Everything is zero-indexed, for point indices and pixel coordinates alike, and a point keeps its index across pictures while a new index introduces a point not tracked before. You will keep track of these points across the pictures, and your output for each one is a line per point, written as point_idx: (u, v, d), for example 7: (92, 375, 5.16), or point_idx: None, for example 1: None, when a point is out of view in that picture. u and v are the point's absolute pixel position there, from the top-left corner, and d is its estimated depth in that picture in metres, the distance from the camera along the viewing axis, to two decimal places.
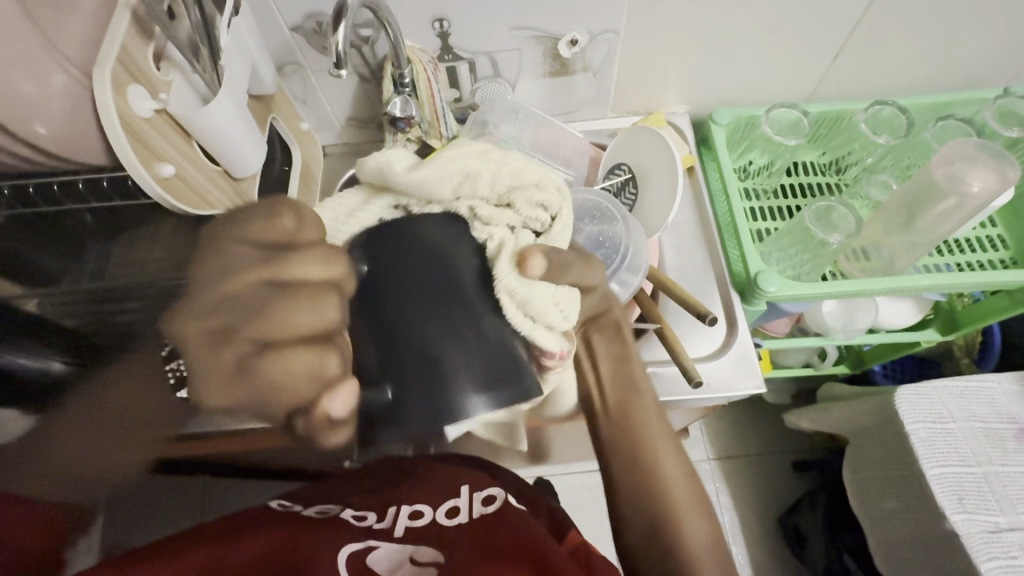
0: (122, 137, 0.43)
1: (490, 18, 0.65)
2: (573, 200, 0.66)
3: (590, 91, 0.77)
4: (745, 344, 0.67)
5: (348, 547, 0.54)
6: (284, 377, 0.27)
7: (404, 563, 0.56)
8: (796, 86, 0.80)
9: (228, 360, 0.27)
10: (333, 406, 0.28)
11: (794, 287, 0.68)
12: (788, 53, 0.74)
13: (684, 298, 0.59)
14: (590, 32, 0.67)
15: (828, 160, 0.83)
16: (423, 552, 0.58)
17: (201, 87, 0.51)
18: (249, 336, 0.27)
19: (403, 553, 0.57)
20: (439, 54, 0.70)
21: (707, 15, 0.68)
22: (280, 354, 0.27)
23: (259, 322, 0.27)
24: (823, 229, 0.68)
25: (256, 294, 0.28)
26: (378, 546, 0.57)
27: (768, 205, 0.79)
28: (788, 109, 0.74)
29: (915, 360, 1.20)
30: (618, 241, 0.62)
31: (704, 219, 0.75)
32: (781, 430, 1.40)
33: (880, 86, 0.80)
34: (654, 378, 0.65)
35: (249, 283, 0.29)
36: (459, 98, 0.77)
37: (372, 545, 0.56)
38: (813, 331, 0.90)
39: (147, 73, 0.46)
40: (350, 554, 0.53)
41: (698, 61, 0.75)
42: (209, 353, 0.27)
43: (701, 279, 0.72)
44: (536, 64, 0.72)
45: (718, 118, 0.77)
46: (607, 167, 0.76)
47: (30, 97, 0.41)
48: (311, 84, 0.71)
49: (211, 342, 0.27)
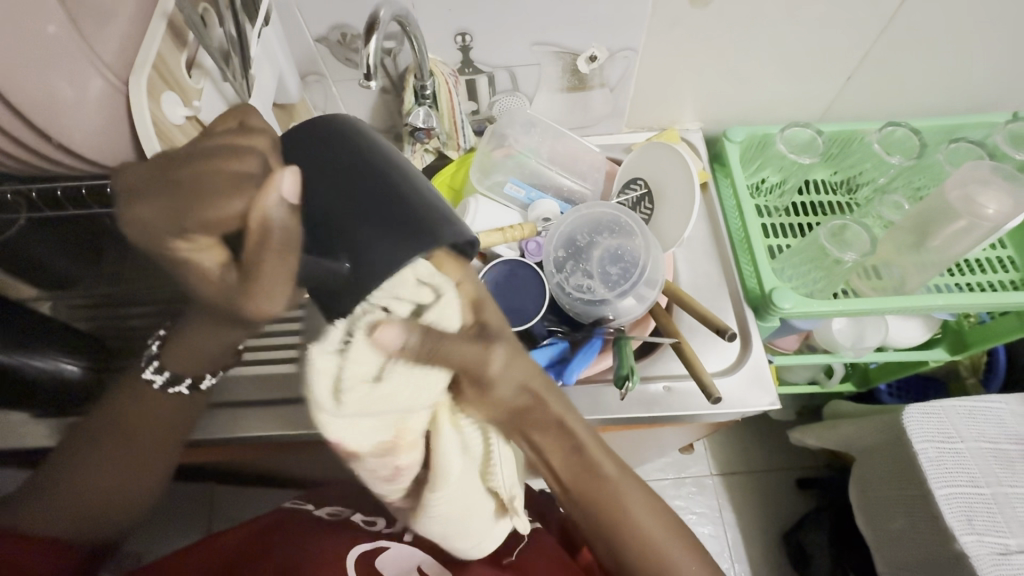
0: (154, 143, 0.44)
1: (514, 33, 0.66)
2: (591, 213, 0.66)
3: (607, 107, 0.78)
4: (759, 362, 0.67)
5: (357, 549, 0.56)
6: (204, 218, 0.29)
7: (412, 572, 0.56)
8: (810, 106, 0.81)
9: (158, 176, 0.33)
10: (287, 192, 0.31)
11: (808, 305, 0.68)
12: (805, 73, 0.75)
13: (703, 313, 0.59)
14: (609, 49, 0.68)
15: (839, 180, 0.83)
16: (430, 560, 0.57)
17: (229, 94, 0.52)
18: (184, 176, 0.31)
19: (411, 559, 0.57)
20: (460, 67, 0.71)
21: (725, 35, 0.69)
22: (227, 187, 0.30)
23: (195, 169, 0.31)
24: (838, 247, 0.68)
25: (202, 156, 0.32)
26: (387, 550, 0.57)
27: (780, 223, 0.80)
28: (803, 128, 0.75)
29: (920, 379, 1.20)
30: (637, 257, 0.63)
31: (718, 234, 0.76)
32: (784, 447, 1.39)
33: (892, 107, 0.81)
34: (669, 393, 0.65)
35: (195, 150, 0.33)
36: (476, 110, 0.77)
37: (384, 544, 0.57)
38: (822, 348, 0.91)
39: (179, 81, 0.46)
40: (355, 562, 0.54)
41: (713, 79, 0.76)
42: (164, 188, 0.32)
43: (715, 293, 0.72)
44: (555, 78, 0.73)
45: (732, 135, 0.78)
46: (621, 181, 0.76)
47: (65, 100, 0.41)
48: (332, 93, 0.72)
49: (160, 189, 0.32)
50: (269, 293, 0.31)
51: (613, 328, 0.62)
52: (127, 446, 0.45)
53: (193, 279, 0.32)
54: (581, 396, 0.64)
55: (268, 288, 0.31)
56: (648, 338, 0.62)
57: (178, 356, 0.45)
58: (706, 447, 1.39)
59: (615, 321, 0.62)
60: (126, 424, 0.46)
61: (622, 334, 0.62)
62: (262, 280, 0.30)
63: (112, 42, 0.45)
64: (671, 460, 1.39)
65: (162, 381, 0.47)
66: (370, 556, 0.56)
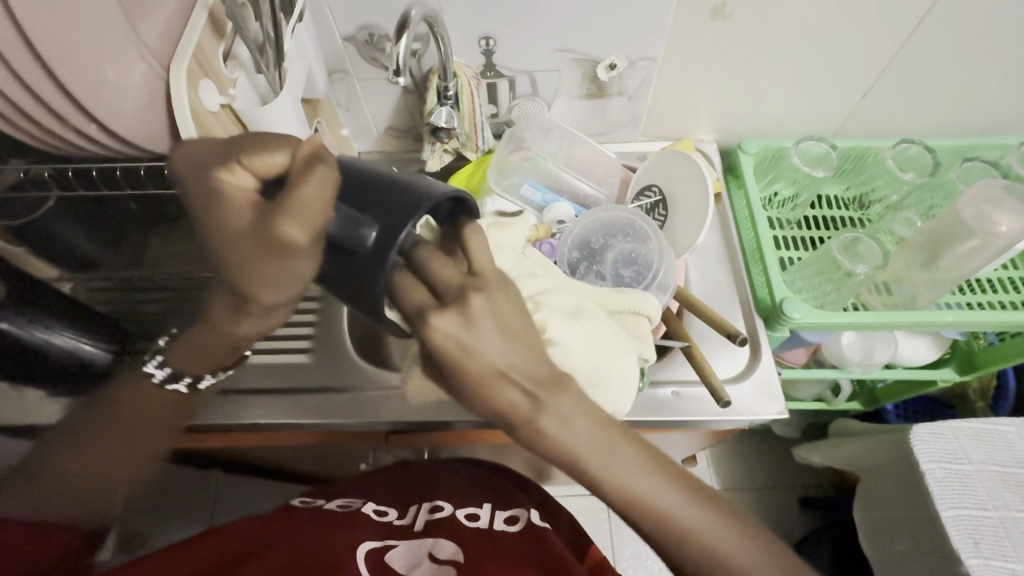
0: (190, 127, 0.45)
1: (536, 39, 0.68)
2: (606, 217, 0.67)
3: (624, 115, 0.79)
4: (769, 369, 0.67)
5: (364, 544, 0.54)
6: (257, 151, 0.38)
7: (422, 561, 0.56)
8: (823, 123, 0.83)
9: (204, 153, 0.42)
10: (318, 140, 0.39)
11: (819, 315, 0.69)
12: (818, 89, 0.76)
13: (714, 318, 0.60)
14: (628, 58, 0.70)
15: (852, 196, 0.84)
16: (443, 548, 0.57)
17: (262, 86, 0.54)
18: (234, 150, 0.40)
19: (421, 550, 0.57)
20: (482, 71, 0.73)
21: (740, 48, 0.70)
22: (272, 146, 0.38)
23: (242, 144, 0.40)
24: (849, 260, 0.69)
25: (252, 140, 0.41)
26: (395, 545, 0.57)
27: (792, 236, 0.80)
28: (817, 143, 0.76)
29: (928, 401, 1.20)
30: (650, 261, 0.64)
31: (730, 244, 0.77)
32: (788, 465, 1.38)
33: (906, 127, 0.82)
34: (677, 398, 0.65)
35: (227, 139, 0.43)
36: (496, 114, 0.79)
37: (391, 543, 0.57)
38: (831, 363, 0.91)
39: (216, 69, 0.48)
40: (369, 551, 0.54)
41: (729, 92, 0.77)
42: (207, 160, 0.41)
43: (727, 302, 0.73)
44: (574, 85, 0.74)
45: (746, 148, 0.79)
46: (636, 188, 0.77)
47: (108, 81, 0.43)
48: (356, 92, 0.74)
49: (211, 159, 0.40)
50: (307, 207, 0.37)
51: None
52: (123, 451, 0.49)
53: (227, 210, 0.39)
54: None
55: (299, 219, 0.36)
56: (660, 342, 0.62)
57: (192, 355, 0.51)
58: (709, 461, 1.39)
59: None
60: (124, 427, 0.49)
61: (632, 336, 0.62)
62: (309, 169, 0.37)
63: (156, 31, 0.47)
64: None
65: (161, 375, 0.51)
66: (381, 549, 0.55)
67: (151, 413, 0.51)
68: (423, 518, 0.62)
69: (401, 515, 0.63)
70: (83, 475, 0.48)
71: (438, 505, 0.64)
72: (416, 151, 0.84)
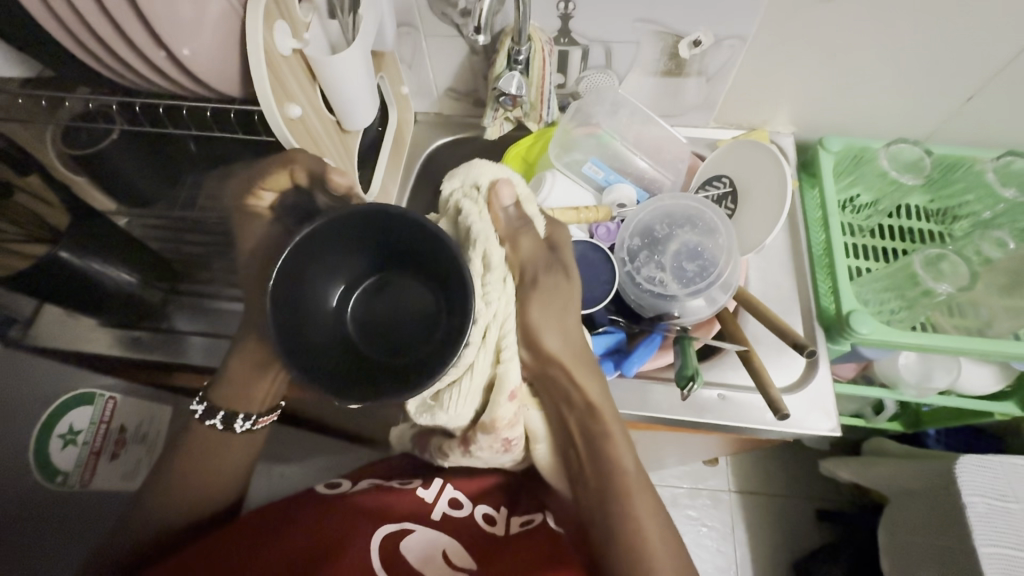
0: (263, 71, 0.43)
1: (618, 6, 0.63)
2: (671, 205, 0.64)
3: (698, 97, 0.74)
4: (825, 383, 0.63)
5: (384, 529, 0.58)
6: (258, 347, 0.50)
7: (436, 556, 0.59)
8: (915, 126, 0.76)
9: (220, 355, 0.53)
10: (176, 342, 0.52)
11: (886, 333, 0.65)
12: (919, 87, 0.70)
13: (777, 323, 0.56)
14: (715, 36, 0.65)
15: (936, 208, 0.78)
16: (453, 548, 0.60)
17: (333, 34, 0.52)
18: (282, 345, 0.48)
19: (437, 546, 0.60)
20: (556, 36, 0.68)
21: (841, 35, 0.64)
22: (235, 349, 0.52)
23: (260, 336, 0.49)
24: (932, 276, 0.64)
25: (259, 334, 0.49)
26: (412, 532, 0.60)
27: (863, 244, 0.76)
28: (911, 146, 0.70)
29: (973, 430, 1.14)
30: (716, 258, 0.61)
31: (798, 247, 0.72)
32: (810, 475, 1.35)
33: (1010, 139, 0.75)
34: (723, 402, 0.63)
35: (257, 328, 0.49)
36: (562, 84, 0.75)
37: (409, 528, 0.60)
38: (881, 381, 0.86)
39: (292, 12, 0.46)
40: (386, 538, 0.58)
41: (816, 83, 0.71)
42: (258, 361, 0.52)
43: (787, 306, 0.69)
44: (651, 60, 0.69)
45: (828, 144, 0.74)
46: (703, 177, 0.73)
47: (183, 15, 0.42)
48: (421, 48, 0.71)
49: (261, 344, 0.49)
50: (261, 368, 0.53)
51: (677, 326, 0.60)
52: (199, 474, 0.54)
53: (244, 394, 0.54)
54: (630, 390, 0.63)
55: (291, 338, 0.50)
56: (713, 342, 0.59)
57: (233, 394, 0.54)
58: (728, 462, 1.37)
59: (681, 319, 0.60)
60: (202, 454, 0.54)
61: (685, 334, 0.59)
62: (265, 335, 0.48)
63: None
64: (690, 468, 1.37)
65: (201, 410, 0.54)
66: (399, 535, 0.59)
67: (217, 469, 0.55)
68: (441, 508, 0.64)
69: (427, 485, 0.66)
70: (180, 486, 0.53)
71: (456, 500, 0.66)
72: (475, 115, 0.81)
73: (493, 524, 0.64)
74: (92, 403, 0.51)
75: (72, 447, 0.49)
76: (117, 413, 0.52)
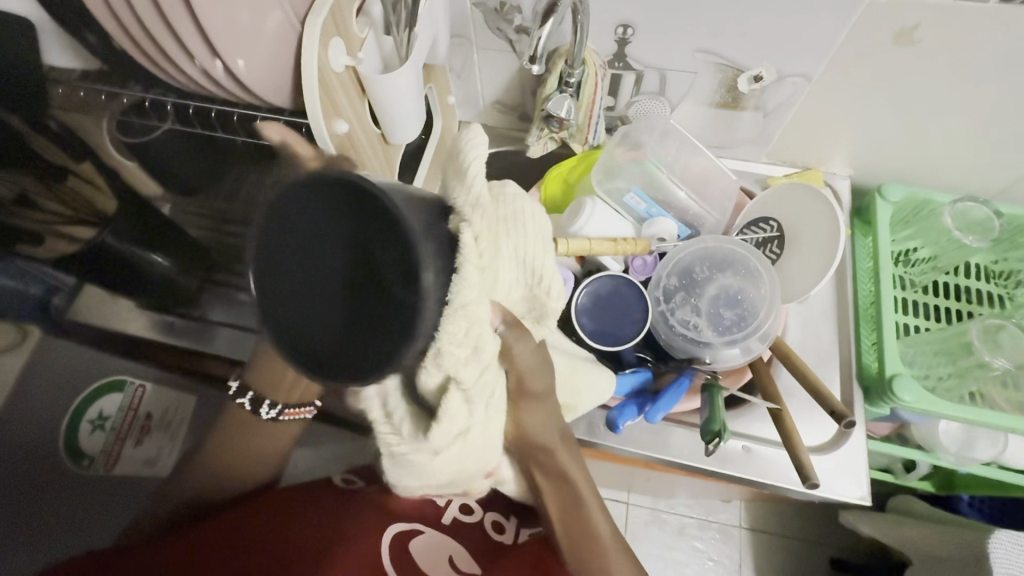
0: (314, 87, 0.43)
1: (678, 36, 0.61)
2: (714, 248, 0.62)
3: (752, 131, 0.71)
4: (857, 446, 0.60)
5: (392, 527, 0.57)
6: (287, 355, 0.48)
7: (442, 561, 0.58)
8: (985, 181, 0.71)
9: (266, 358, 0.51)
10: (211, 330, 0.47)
11: (930, 401, 0.61)
12: (994, 143, 0.65)
13: (814, 384, 0.53)
14: (778, 71, 0.62)
15: (1000, 270, 0.73)
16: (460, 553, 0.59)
17: (387, 49, 0.51)
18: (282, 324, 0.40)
19: (443, 550, 0.59)
20: (610, 60, 0.66)
21: (915, 82, 0.60)
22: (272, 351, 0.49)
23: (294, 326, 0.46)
24: (987, 348, 0.60)
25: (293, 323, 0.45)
26: (422, 533, 0.59)
27: (914, 300, 0.72)
28: (979, 205, 0.65)
29: None
30: (756, 308, 0.59)
31: (843, 299, 0.69)
32: (828, 522, 1.30)
33: None
34: (747, 454, 0.60)
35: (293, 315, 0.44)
36: (612, 106, 0.73)
37: (417, 528, 0.59)
38: (917, 443, 0.82)
39: (348, 28, 0.46)
40: (396, 535, 0.57)
41: (881, 129, 0.67)
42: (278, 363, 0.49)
43: (825, 361, 0.66)
44: (707, 91, 0.67)
45: (887, 194, 0.70)
46: (748, 217, 0.69)
47: (241, 26, 0.42)
48: (472, 59, 0.70)
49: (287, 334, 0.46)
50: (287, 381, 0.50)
51: (707, 373, 0.58)
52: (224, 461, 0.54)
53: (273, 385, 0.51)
54: (649, 432, 0.61)
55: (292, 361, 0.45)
56: (741, 394, 0.58)
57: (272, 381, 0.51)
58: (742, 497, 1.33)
59: (711, 365, 0.59)
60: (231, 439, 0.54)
61: (714, 381, 0.57)
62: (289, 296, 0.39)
63: None
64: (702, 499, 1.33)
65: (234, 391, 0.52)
66: (408, 533, 0.57)
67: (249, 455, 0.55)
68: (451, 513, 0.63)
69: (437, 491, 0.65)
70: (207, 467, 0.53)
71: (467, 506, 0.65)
72: (519, 128, 0.80)
73: (501, 533, 0.65)
74: (122, 391, 0.49)
75: (100, 431, 0.46)
76: (147, 399, 0.51)
